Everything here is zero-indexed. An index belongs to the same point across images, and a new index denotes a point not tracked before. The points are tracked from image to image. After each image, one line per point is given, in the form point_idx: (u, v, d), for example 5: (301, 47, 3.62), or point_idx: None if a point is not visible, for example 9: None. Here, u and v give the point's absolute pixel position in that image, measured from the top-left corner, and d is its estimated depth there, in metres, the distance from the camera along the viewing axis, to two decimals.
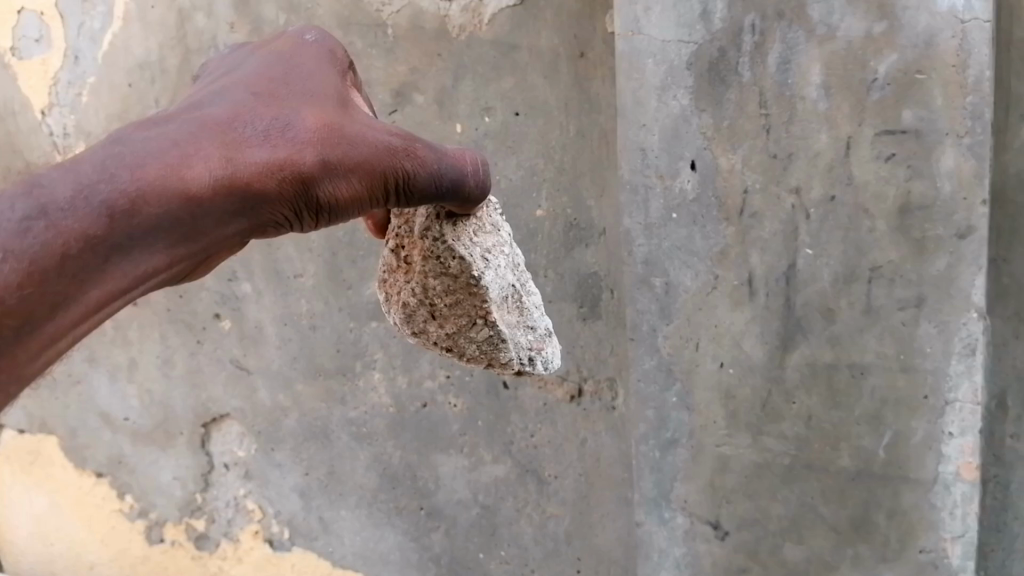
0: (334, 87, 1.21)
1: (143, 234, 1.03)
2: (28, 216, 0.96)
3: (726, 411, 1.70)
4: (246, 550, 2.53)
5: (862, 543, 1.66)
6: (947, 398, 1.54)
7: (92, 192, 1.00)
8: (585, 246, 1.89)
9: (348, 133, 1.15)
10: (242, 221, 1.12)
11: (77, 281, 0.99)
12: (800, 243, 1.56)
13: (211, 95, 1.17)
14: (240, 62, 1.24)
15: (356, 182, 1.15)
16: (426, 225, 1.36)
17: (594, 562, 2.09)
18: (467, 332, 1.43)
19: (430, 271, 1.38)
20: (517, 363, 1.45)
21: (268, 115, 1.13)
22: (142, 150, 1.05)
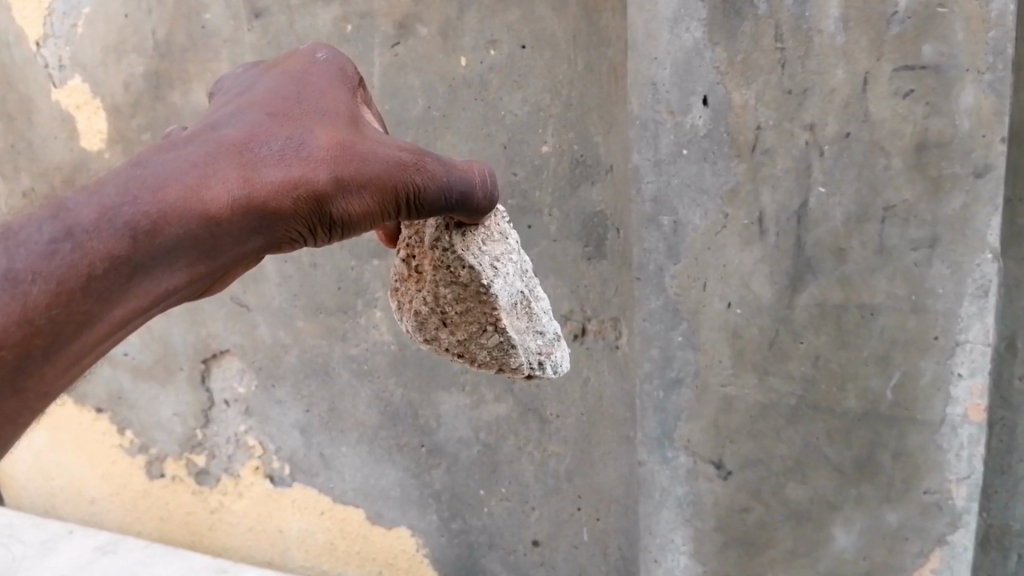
0: (347, 103, 1.24)
1: (165, 255, 1.07)
2: (55, 238, 0.99)
3: (732, 351, 1.68)
4: (246, 485, 2.54)
5: (866, 484, 1.67)
6: (958, 339, 1.53)
7: (114, 213, 1.03)
8: (591, 183, 1.86)
9: (362, 148, 1.18)
10: (259, 238, 1.15)
11: (100, 299, 1.02)
12: (813, 181, 1.53)
13: (226, 115, 1.19)
14: (255, 80, 1.27)
15: (370, 196, 1.18)
16: (436, 235, 1.38)
17: (595, 500, 2.10)
18: (478, 339, 1.45)
19: (441, 281, 1.39)
20: (528, 368, 1.48)
21: (284, 133, 1.16)
22: (162, 172, 1.08)
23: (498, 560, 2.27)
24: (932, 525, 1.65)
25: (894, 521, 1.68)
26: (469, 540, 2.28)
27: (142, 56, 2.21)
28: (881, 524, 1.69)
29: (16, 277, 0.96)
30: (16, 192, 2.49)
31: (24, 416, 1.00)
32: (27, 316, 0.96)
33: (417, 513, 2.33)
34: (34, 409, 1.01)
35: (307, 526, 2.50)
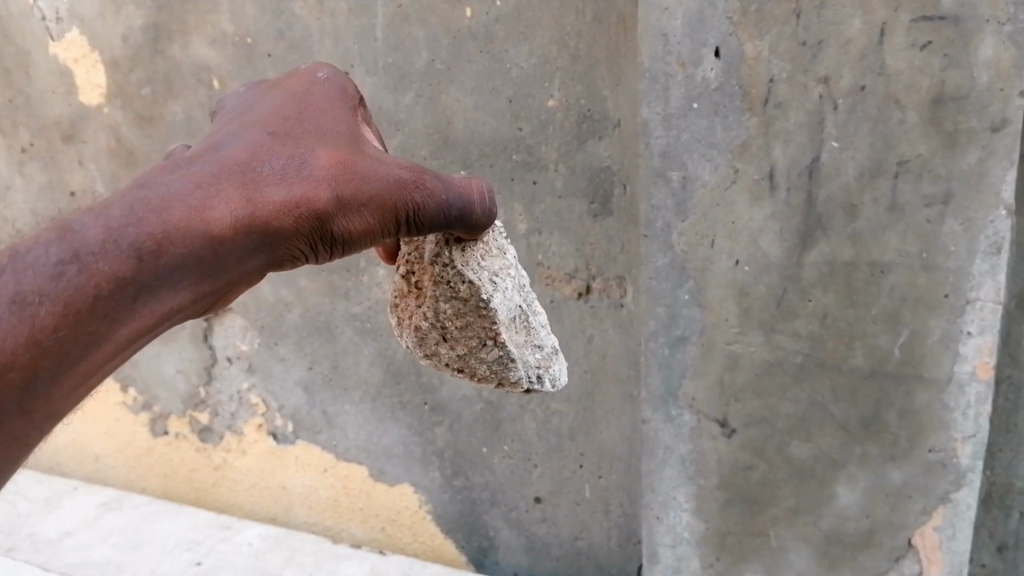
0: (346, 126, 1.28)
1: (170, 274, 1.10)
2: (62, 260, 1.03)
3: (739, 309, 1.67)
4: (249, 442, 2.55)
5: (871, 443, 1.67)
6: (969, 297, 1.52)
7: (120, 235, 1.06)
8: (598, 139, 1.83)
9: (362, 168, 1.21)
10: (262, 256, 1.19)
11: (104, 320, 1.06)
12: (825, 135, 1.51)
13: (230, 136, 1.24)
14: (258, 104, 1.31)
15: (371, 214, 1.21)
16: (435, 250, 1.40)
17: (598, 458, 2.11)
18: (478, 353, 1.47)
19: (441, 295, 1.41)
20: (526, 382, 1.51)
21: (284, 154, 1.20)
22: (167, 192, 1.12)
23: (501, 517, 2.28)
24: (936, 483, 1.65)
25: (898, 480, 1.68)
26: (472, 497, 2.29)
27: (141, 8, 2.17)
28: (885, 483, 1.69)
29: (24, 298, 1.00)
30: (14, 148, 2.46)
31: (33, 434, 1.04)
32: (33, 337, 1.00)
33: (420, 471, 2.33)
34: (42, 427, 1.05)
35: (310, 483, 2.51)
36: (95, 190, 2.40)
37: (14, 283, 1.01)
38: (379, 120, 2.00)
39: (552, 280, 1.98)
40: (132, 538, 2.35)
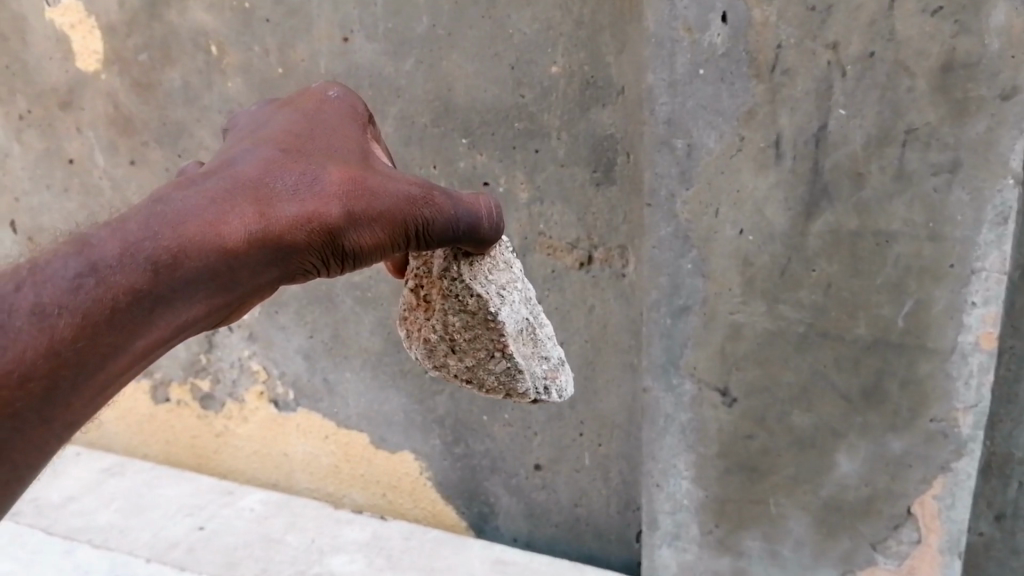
0: (356, 142, 1.31)
1: (185, 288, 1.13)
2: (79, 274, 1.06)
3: (742, 278, 1.66)
4: (251, 410, 2.55)
5: (871, 412, 1.67)
6: (974, 267, 1.51)
7: (135, 250, 1.09)
8: (602, 106, 1.81)
9: (372, 185, 1.24)
10: (275, 271, 1.21)
11: (119, 333, 1.09)
12: (833, 103, 1.49)
13: (241, 150, 1.26)
14: (270, 119, 1.33)
15: (379, 230, 1.24)
16: (444, 264, 1.45)
17: (598, 427, 2.11)
18: (486, 364, 1.50)
19: (449, 308, 1.46)
20: (533, 393, 1.53)
21: (296, 170, 1.22)
22: (182, 207, 1.14)
23: (501, 484, 2.29)
24: (937, 452, 1.66)
25: (898, 449, 1.68)
26: (472, 464, 2.30)
27: None
28: (885, 452, 1.69)
29: (43, 310, 1.04)
30: (12, 114, 2.43)
31: (52, 442, 1.08)
32: (52, 349, 1.04)
33: (421, 438, 2.34)
34: (61, 435, 1.09)
35: (311, 450, 2.52)
36: (95, 161, 2.39)
37: (34, 297, 1.04)
38: (380, 85, 1.98)
39: (554, 249, 1.97)
40: (134, 503, 2.35)
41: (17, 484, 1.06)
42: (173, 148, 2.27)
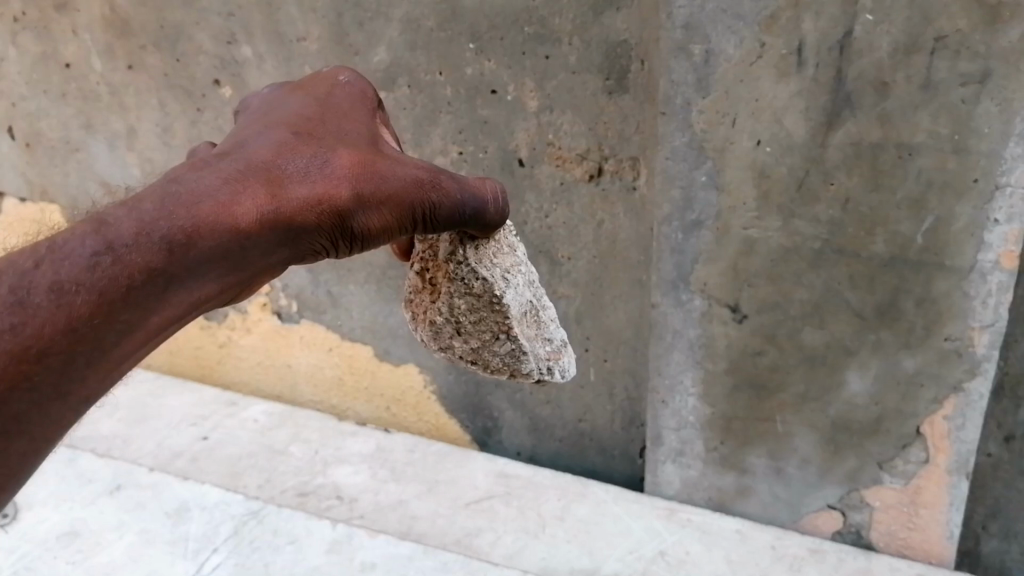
0: (367, 127, 1.30)
1: (201, 267, 1.10)
2: (97, 252, 1.02)
3: (757, 191, 1.61)
4: (255, 321, 2.53)
5: (885, 330, 1.65)
6: (999, 183, 1.46)
7: (153, 229, 1.06)
8: (616, 10, 1.72)
9: (381, 168, 1.23)
10: (284, 250, 1.19)
11: (134, 311, 1.05)
12: (860, 8, 1.40)
13: (254, 133, 1.24)
14: (282, 106, 1.32)
15: (388, 211, 1.23)
16: (449, 249, 1.44)
17: (604, 342, 2.08)
18: (491, 346, 1.52)
19: (455, 292, 1.47)
20: (537, 373, 1.55)
21: (308, 153, 1.21)
22: (197, 186, 1.12)
23: (505, 399, 2.28)
24: (950, 372, 1.66)
25: (910, 368, 1.68)
26: (476, 379, 2.29)
27: None
28: (897, 370, 1.69)
29: (60, 287, 1.00)
30: (4, 14, 2.34)
31: (70, 416, 1.04)
32: (68, 326, 1.00)
33: (425, 352, 2.32)
34: (78, 409, 1.05)
35: (315, 361, 2.51)
36: (93, 65, 2.31)
37: (53, 274, 1.00)
38: None
39: (563, 161, 1.91)
40: (138, 413, 2.35)
41: (29, 461, 1.02)
42: (173, 52, 2.19)
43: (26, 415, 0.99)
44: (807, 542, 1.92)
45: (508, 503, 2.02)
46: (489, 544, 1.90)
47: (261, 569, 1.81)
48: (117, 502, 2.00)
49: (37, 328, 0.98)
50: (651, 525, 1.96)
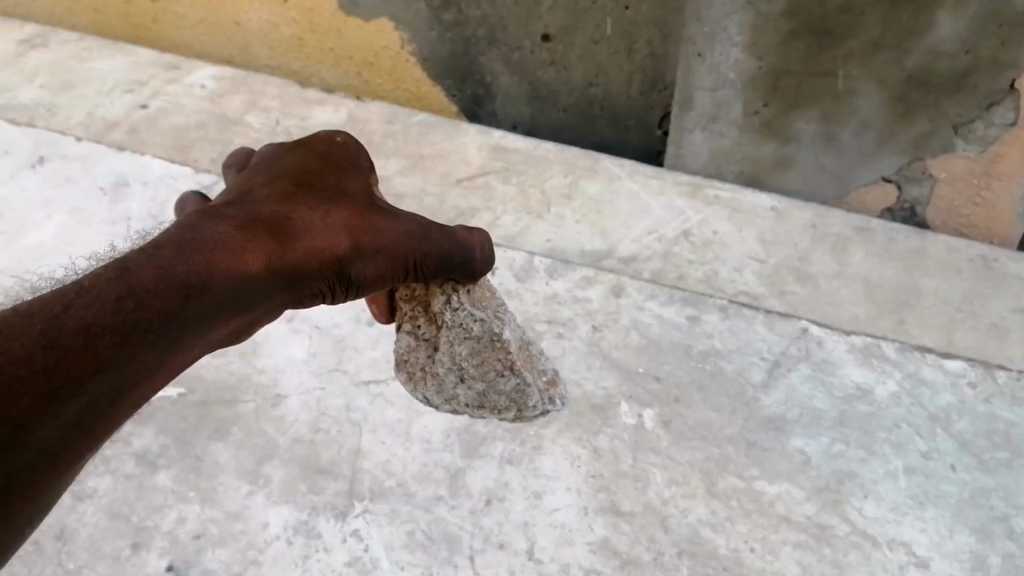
0: (368, 181, 1.08)
1: (216, 318, 0.85)
2: (119, 297, 0.79)
3: None
4: None
5: None
6: None
7: (173, 275, 0.82)
8: None
9: (379, 219, 1.02)
10: (282, 301, 0.95)
11: (152, 354, 0.79)
12: None
13: (249, 185, 1.02)
14: (273, 156, 1.07)
15: (384, 259, 1.00)
16: (442, 298, 1.08)
17: None
18: (496, 387, 1.12)
19: (453, 339, 1.09)
20: (541, 407, 1.17)
21: (312, 203, 0.99)
22: (201, 233, 0.88)
23: (500, 61, 1.82)
24: None
25: (1020, 6, 1.35)
26: (466, 36, 1.80)
27: None
28: (1004, 7, 1.36)
29: (86, 329, 0.76)
30: None
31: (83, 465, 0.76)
32: (97, 368, 0.75)
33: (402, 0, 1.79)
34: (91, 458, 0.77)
35: (268, 19, 1.93)
36: None
37: (78, 317, 0.76)
38: None
39: None
40: (65, 79, 1.90)
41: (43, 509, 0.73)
42: None
43: (55, 452, 0.71)
44: (852, 221, 1.64)
45: (505, 181, 1.68)
46: (486, 226, 1.60)
47: None
48: (42, 176, 1.67)
49: (63, 366, 0.73)
50: (673, 205, 1.66)
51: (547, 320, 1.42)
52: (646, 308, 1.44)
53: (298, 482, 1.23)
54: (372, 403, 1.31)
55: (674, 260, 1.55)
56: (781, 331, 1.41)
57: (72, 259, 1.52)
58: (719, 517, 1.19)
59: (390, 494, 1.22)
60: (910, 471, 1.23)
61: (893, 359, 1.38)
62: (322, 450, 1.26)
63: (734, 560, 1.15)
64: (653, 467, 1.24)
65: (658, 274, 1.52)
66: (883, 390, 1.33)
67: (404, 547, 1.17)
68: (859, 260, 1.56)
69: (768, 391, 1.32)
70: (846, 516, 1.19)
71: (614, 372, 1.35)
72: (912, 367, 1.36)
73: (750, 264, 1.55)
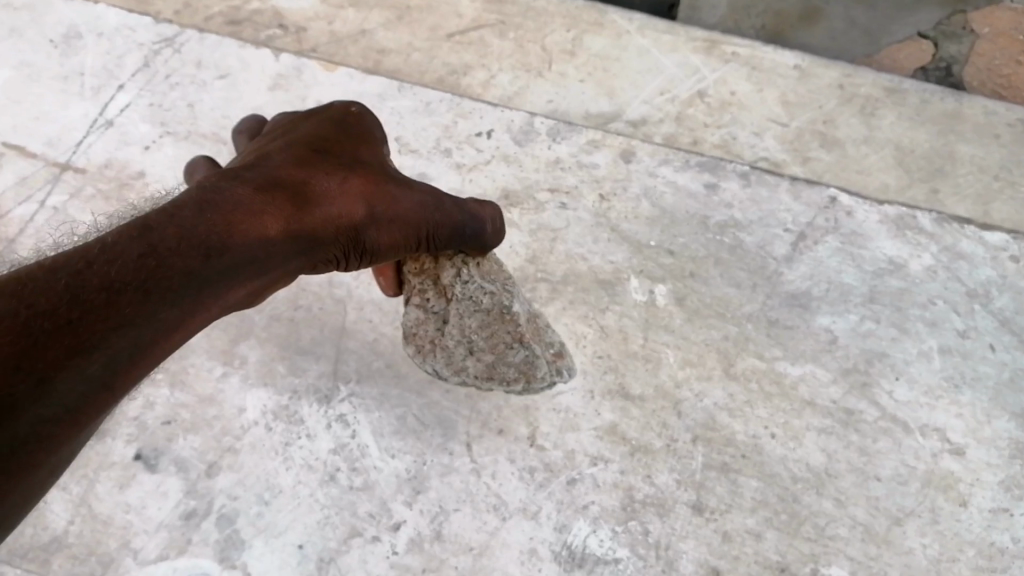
0: (382, 149, 0.96)
1: (238, 281, 0.72)
2: (141, 253, 0.66)
3: None
4: None
5: None
6: None
7: (196, 233, 0.70)
8: None
9: (393, 186, 0.90)
10: (300, 267, 0.82)
11: (174, 314, 0.66)
12: None
13: (258, 149, 0.89)
14: (284, 124, 0.95)
15: (399, 227, 0.89)
16: (451, 271, 0.97)
17: None
18: (505, 359, 1.02)
19: (462, 312, 0.98)
20: (551, 376, 1.05)
21: (328, 167, 0.87)
22: (219, 192, 0.75)
23: None
24: None
25: None
26: None
27: None
28: None
29: (110, 287, 0.63)
30: None
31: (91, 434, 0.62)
32: (119, 326, 0.62)
33: None
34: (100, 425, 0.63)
35: None
36: None
37: (101, 273, 0.63)
38: None
39: None
40: None
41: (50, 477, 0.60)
42: None
43: (77, 412, 0.58)
44: (882, 80, 1.39)
45: (501, 36, 1.44)
46: (480, 85, 1.39)
47: (185, 112, 1.36)
48: None
49: (86, 321, 0.60)
50: (687, 62, 1.42)
51: (549, 189, 1.28)
52: (659, 175, 1.29)
53: (277, 363, 1.11)
54: (357, 279, 1.16)
55: (687, 124, 1.36)
56: (807, 199, 1.27)
57: (18, 119, 1.36)
58: (737, 401, 1.10)
59: (378, 376, 1.11)
60: (945, 352, 1.14)
61: (928, 230, 1.25)
62: (302, 330, 1.14)
63: (754, 447, 1.07)
64: (665, 347, 1.14)
65: (671, 139, 1.34)
66: (918, 265, 1.21)
67: (395, 434, 1.07)
68: (889, 124, 1.35)
69: (792, 266, 1.21)
70: (874, 400, 1.11)
71: (623, 246, 1.23)
72: (949, 240, 1.24)
73: (769, 127, 1.35)
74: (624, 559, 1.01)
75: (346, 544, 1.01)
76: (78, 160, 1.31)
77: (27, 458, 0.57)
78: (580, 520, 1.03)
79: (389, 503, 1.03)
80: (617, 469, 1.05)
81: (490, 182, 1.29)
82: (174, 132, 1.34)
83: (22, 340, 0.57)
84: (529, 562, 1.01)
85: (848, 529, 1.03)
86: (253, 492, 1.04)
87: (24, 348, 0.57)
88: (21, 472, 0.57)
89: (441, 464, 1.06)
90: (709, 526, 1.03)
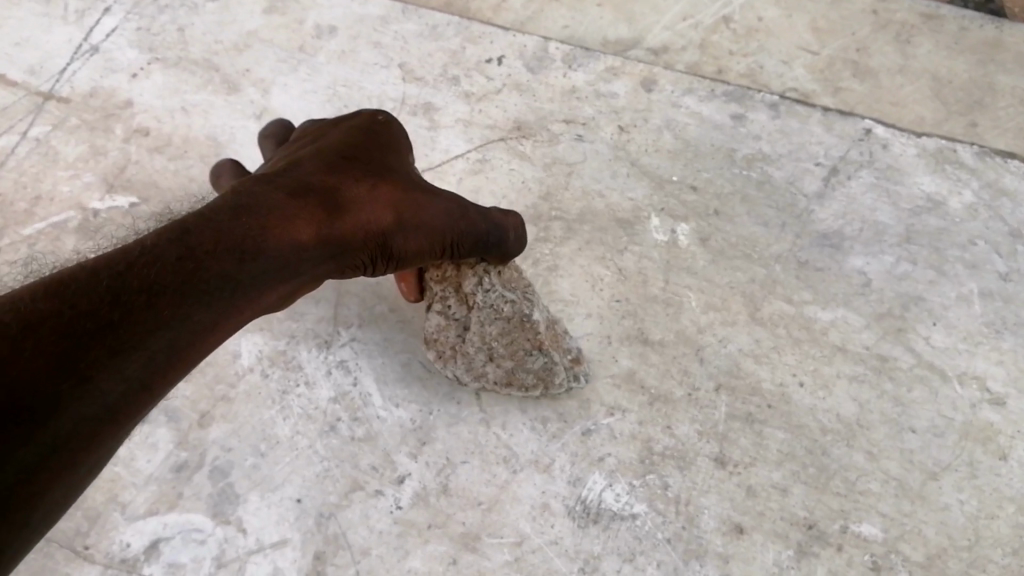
0: (409, 157, 0.89)
1: (269, 285, 0.68)
2: (178, 257, 0.62)
3: None
4: None
5: None
6: None
7: (231, 234, 0.66)
8: None
9: (420, 191, 0.83)
10: (328, 272, 0.77)
11: (208, 315, 0.62)
12: None
13: (285, 155, 0.83)
14: (311, 132, 0.88)
15: (426, 235, 0.81)
16: (473, 280, 0.88)
17: None
18: (523, 364, 0.95)
19: (482, 318, 0.91)
20: (568, 382, 0.98)
21: (356, 171, 0.80)
22: (249, 195, 0.70)
23: None
24: None
25: None
26: None
27: None
28: None
29: (150, 287, 0.59)
30: None
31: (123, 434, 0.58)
32: (157, 326, 0.58)
33: None
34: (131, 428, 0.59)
35: None
36: None
37: (138, 273, 0.59)
38: None
39: None
40: None
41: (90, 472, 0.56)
42: None
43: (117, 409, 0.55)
44: (919, 6, 1.30)
45: None
46: (490, 10, 1.30)
47: (176, 37, 1.28)
48: None
49: (126, 321, 0.57)
50: None
51: (564, 120, 1.20)
52: (682, 106, 1.21)
53: None
54: None
55: (711, 52, 1.27)
56: (840, 132, 1.19)
57: None
58: (764, 347, 1.04)
59: (381, 321, 1.06)
60: (986, 295, 1.07)
61: (970, 165, 1.16)
62: None
63: (780, 396, 1.01)
64: (688, 290, 1.07)
65: (694, 68, 1.25)
66: (958, 202, 1.13)
67: (399, 382, 1.02)
68: (927, 52, 1.26)
69: (823, 203, 1.13)
70: (910, 346, 1.04)
71: (643, 182, 1.15)
72: (991, 175, 1.16)
73: (799, 56, 1.26)
74: (641, 515, 0.95)
75: (347, 499, 0.96)
76: (61, 89, 1.23)
77: (70, 456, 0.52)
78: (594, 473, 0.97)
79: (394, 455, 0.98)
80: (634, 420, 0.99)
81: (501, 111, 1.20)
82: (164, 59, 1.26)
83: (62, 342, 0.53)
84: (541, 518, 0.95)
85: (881, 485, 0.97)
86: (249, 444, 0.98)
87: (66, 348, 0.53)
88: (65, 471, 0.52)
89: (448, 414, 1.00)
90: (732, 479, 0.97)
